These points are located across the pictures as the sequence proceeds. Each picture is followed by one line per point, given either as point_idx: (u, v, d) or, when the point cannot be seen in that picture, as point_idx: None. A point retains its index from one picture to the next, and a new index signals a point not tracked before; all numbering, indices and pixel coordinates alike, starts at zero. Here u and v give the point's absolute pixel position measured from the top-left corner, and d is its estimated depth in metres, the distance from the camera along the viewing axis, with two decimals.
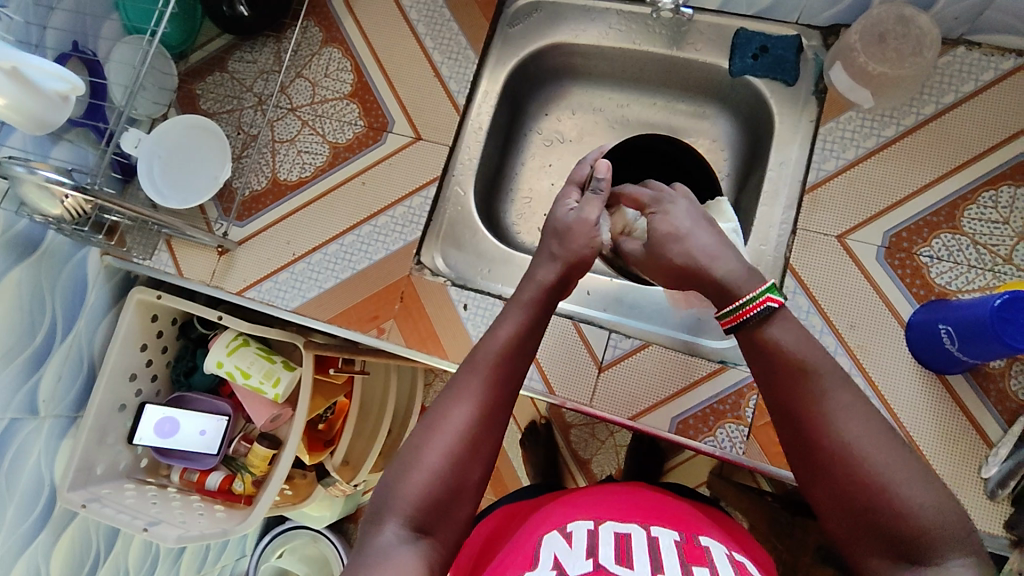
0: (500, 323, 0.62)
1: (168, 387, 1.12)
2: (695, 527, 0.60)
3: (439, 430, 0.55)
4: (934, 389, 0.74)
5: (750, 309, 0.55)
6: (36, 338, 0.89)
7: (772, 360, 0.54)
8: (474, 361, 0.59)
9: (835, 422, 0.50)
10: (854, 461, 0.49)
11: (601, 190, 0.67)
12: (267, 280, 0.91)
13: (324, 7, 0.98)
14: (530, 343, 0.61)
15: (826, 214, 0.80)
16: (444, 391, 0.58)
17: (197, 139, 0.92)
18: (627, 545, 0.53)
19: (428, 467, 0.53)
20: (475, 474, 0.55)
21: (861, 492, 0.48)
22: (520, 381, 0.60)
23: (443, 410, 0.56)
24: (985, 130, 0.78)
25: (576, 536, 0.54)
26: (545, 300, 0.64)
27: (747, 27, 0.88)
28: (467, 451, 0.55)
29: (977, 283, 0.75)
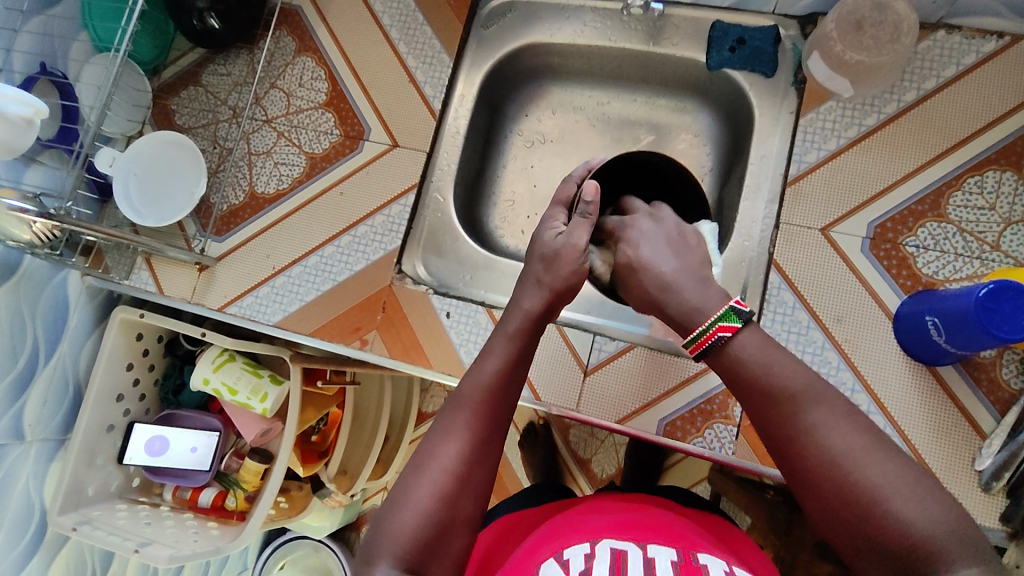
0: (486, 355, 0.60)
1: (157, 405, 1.12)
2: (691, 542, 0.58)
3: (428, 469, 0.53)
4: (924, 381, 0.73)
5: (704, 339, 0.53)
6: (18, 363, 0.88)
7: (744, 377, 0.52)
8: (462, 394, 0.57)
9: (816, 438, 0.48)
10: (837, 478, 0.47)
11: (590, 213, 0.66)
12: (248, 295, 0.90)
13: (296, 16, 0.96)
14: (520, 373, 0.60)
15: (808, 207, 0.79)
16: (433, 428, 0.56)
17: (173, 158, 0.91)
18: (624, 564, 0.52)
19: (417, 508, 0.52)
20: (466, 512, 0.53)
21: (852, 509, 0.46)
22: (510, 415, 0.59)
23: (432, 448, 0.55)
24: (968, 115, 0.76)
25: (573, 562, 0.53)
26: (533, 327, 0.62)
27: (724, 20, 0.86)
28: (457, 489, 0.53)
29: (965, 271, 0.74)
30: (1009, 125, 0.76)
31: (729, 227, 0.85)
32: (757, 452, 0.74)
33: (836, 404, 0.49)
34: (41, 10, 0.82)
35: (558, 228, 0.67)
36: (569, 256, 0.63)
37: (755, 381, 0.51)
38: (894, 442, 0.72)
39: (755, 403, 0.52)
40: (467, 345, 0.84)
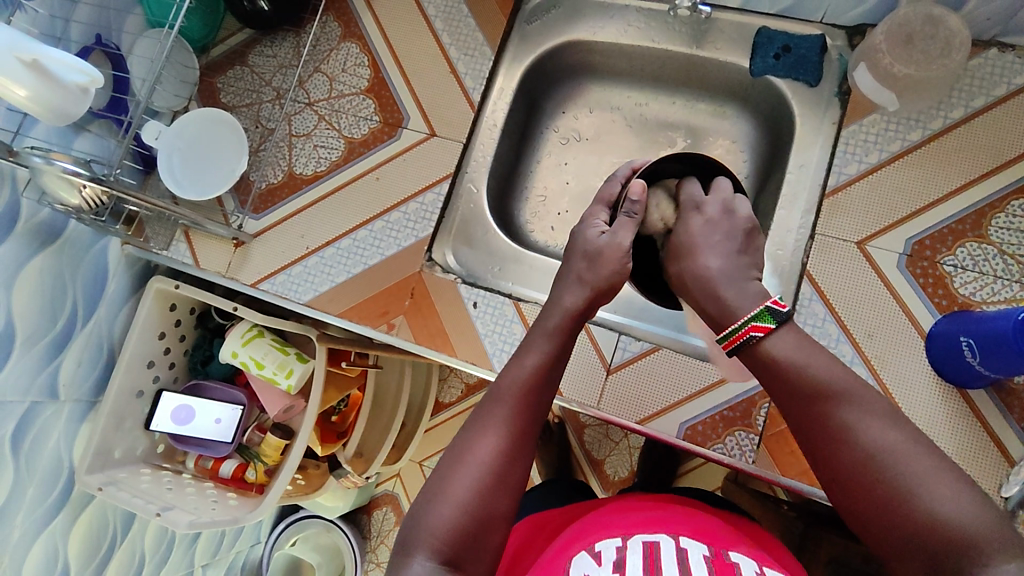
0: (524, 354, 0.62)
1: (186, 374, 1.14)
2: (725, 541, 0.59)
3: (466, 463, 0.54)
4: (953, 403, 0.72)
5: (740, 334, 0.56)
6: (57, 324, 0.91)
7: (784, 374, 0.54)
8: (498, 391, 0.59)
9: (857, 434, 0.49)
10: (876, 471, 0.48)
11: (635, 211, 0.69)
12: (280, 273, 0.92)
13: (343, 2, 0.97)
14: (554, 374, 0.61)
15: (845, 220, 0.78)
16: (469, 424, 0.58)
17: (217, 134, 0.93)
18: (655, 556, 0.54)
19: (455, 501, 0.53)
20: (503, 504, 0.54)
21: (893, 504, 0.46)
22: (545, 412, 0.60)
23: (470, 443, 0.56)
24: (1016, 136, 0.75)
25: (604, 553, 0.55)
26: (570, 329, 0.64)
27: (770, 26, 0.85)
28: (495, 484, 0.54)
29: (1003, 294, 0.73)
30: None
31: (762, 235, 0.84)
32: (778, 462, 0.74)
33: (876, 403, 0.51)
34: None
35: (601, 226, 0.70)
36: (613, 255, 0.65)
37: (794, 378, 0.53)
38: None
39: (795, 402, 0.53)
40: (492, 335, 0.85)
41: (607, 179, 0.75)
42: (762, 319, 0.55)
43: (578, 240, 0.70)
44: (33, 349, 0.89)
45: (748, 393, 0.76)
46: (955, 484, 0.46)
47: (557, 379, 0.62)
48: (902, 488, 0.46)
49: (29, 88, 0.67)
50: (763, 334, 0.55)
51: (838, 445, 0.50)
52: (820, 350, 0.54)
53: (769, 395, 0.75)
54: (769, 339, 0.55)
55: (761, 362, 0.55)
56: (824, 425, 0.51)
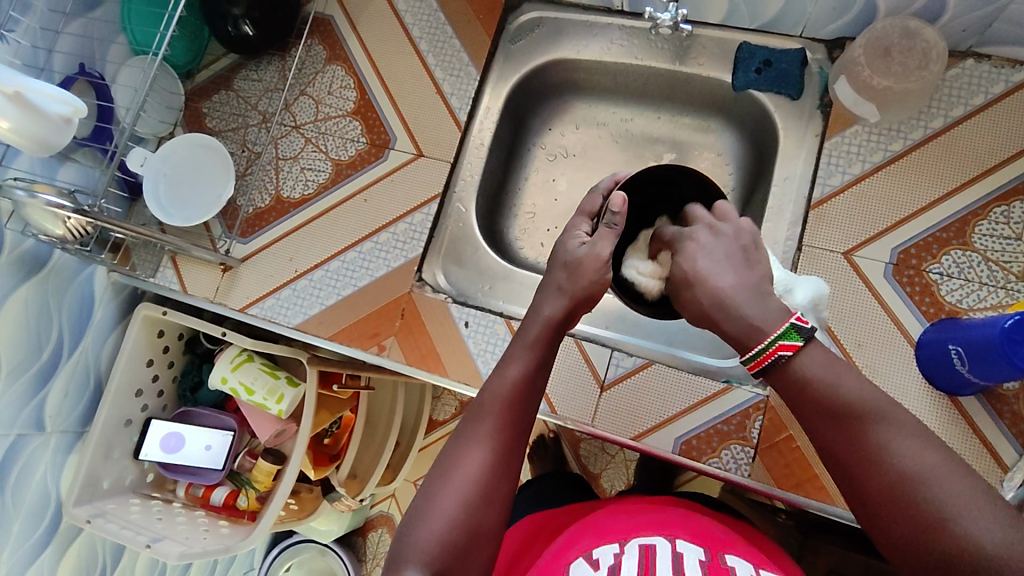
0: (506, 364, 0.61)
1: (175, 402, 1.13)
2: (723, 544, 0.59)
3: (452, 479, 0.54)
4: (945, 410, 0.72)
5: (766, 356, 0.51)
6: (42, 355, 0.90)
7: (806, 394, 0.50)
8: (483, 403, 0.58)
9: (885, 456, 0.46)
10: (907, 496, 0.44)
11: (616, 223, 0.63)
12: (269, 297, 0.91)
13: (327, 25, 0.98)
14: (539, 383, 0.61)
15: (832, 231, 0.78)
16: (455, 439, 0.57)
17: (202, 158, 0.93)
18: (651, 559, 0.55)
19: (442, 517, 0.52)
20: (490, 519, 0.54)
21: (928, 531, 0.43)
22: (530, 424, 0.60)
23: (456, 458, 0.55)
24: (996, 145, 0.76)
25: (601, 559, 0.55)
26: (552, 335, 0.64)
27: (751, 41, 0.86)
28: (481, 499, 0.54)
29: (989, 301, 0.73)
30: None
31: None
32: (774, 475, 0.74)
33: (906, 420, 0.47)
34: (83, 12, 0.84)
35: (581, 238, 0.66)
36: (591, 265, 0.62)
37: (820, 398, 0.49)
38: None
39: (817, 423, 0.50)
40: (484, 355, 0.85)
41: (590, 190, 0.71)
42: (790, 336, 0.50)
43: (558, 251, 0.66)
44: (17, 383, 0.87)
45: (741, 405, 0.76)
46: (992, 505, 0.43)
47: (543, 388, 0.62)
48: (939, 515, 0.43)
49: (12, 120, 0.66)
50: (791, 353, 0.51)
51: (865, 467, 0.47)
52: (839, 364, 0.51)
53: (763, 408, 0.75)
54: (799, 357, 0.51)
55: (783, 379, 0.52)
56: (849, 448, 0.48)
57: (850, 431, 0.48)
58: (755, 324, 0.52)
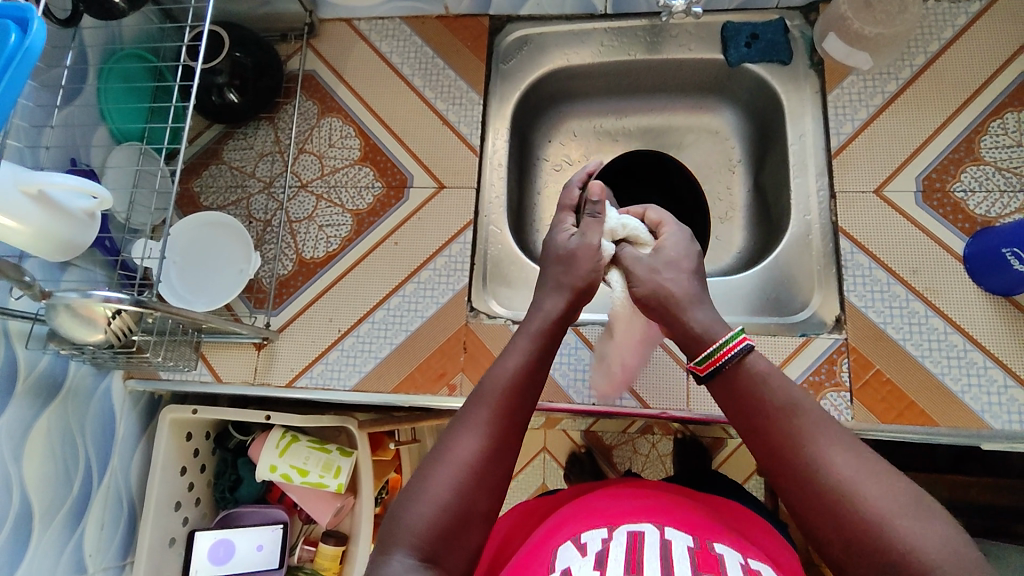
0: (509, 353, 0.62)
1: (212, 509, 1.02)
2: (710, 533, 0.61)
3: (446, 463, 0.55)
4: (1007, 310, 0.76)
5: (721, 354, 0.56)
6: (73, 488, 0.80)
7: (750, 398, 0.54)
8: (481, 393, 0.59)
9: (824, 460, 0.48)
10: (846, 499, 0.46)
11: (598, 212, 0.68)
12: (317, 363, 0.86)
13: (313, 80, 0.96)
14: (539, 377, 0.61)
15: (858, 172, 0.83)
16: (454, 424, 0.58)
17: (213, 236, 0.88)
18: (639, 544, 0.55)
19: (435, 499, 0.54)
20: (483, 504, 0.55)
21: (860, 534, 0.45)
22: (530, 413, 0.60)
23: (453, 442, 0.56)
24: (975, 68, 0.84)
25: (589, 545, 0.56)
26: (553, 329, 0.64)
27: (734, 20, 0.92)
28: (475, 483, 0.55)
29: (1013, 204, 0.79)
30: (1016, 68, 0.83)
31: (782, 209, 0.88)
32: (877, 411, 0.75)
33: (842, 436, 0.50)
34: (68, 101, 0.79)
35: (570, 230, 0.70)
36: (586, 255, 0.65)
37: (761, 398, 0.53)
38: (997, 374, 0.74)
39: (760, 425, 0.53)
40: (560, 366, 0.82)
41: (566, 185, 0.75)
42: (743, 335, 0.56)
43: (550, 245, 0.70)
44: (52, 525, 0.78)
45: (825, 353, 0.78)
46: (925, 515, 0.45)
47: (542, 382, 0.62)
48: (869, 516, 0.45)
49: (36, 225, 0.60)
50: (748, 347, 0.55)
51: (807, 474, 0.49)
52: (789, 382, 0.54)
53: (847, 350, 0.77)
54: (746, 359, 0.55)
55: (730, 387, 0.55)
56: (787, 447, 0.51)
57: (791, 434, 0.51)
58: (700, 329, 0.58)
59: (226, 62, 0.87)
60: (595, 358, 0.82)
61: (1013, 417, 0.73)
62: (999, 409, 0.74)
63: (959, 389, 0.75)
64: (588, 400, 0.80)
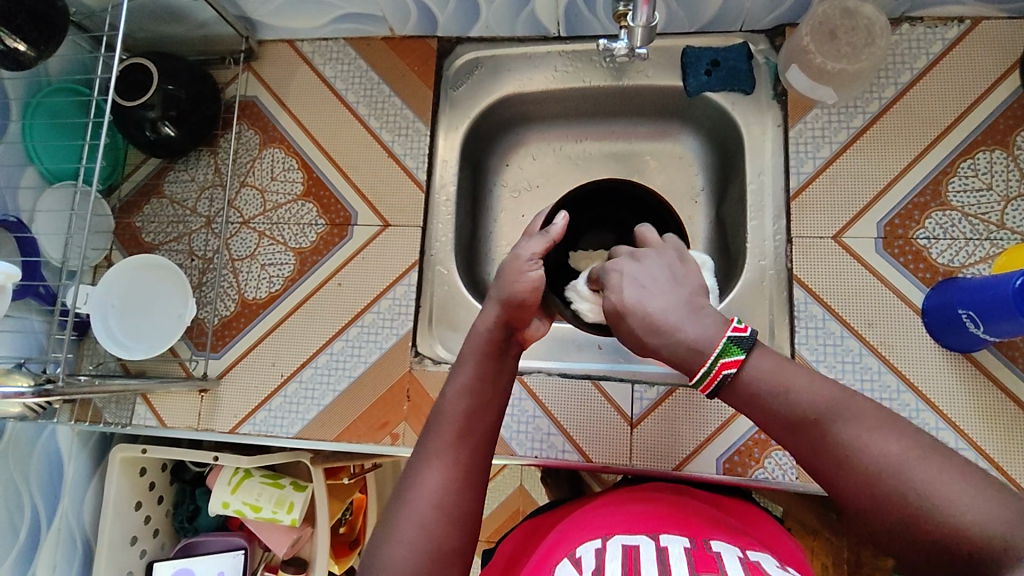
0: (454, 375, 0.60)
1: (173, 537, 1.03)
2: (709, 534, 0.57)
3: (413, 501, 0.52)
4: (963, 368, 0.73)
5: (715, 374, 0.47)
6: (20, 536, 0.81)
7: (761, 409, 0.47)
8: (433, 424, 0.57)
9: (853, 451, 0.43)
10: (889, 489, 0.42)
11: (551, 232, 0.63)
12: (259, 410, 0.84)
13: (254, 107, 0.92)
14: (488, 396, 0.59)
15: (816, 217, 0.79)
16: (415, 459, 0.56)
17: (151, 277, 0.85)
18: (634, 559, 0.51)
19: (405, 541, 0.50)
20: (453, 539, 0.52)
21: (905, 522, 0.41)
22: (490, 435, 0.58)
23: (415, 478, 0.54)
24: (948, 102, 0.78)
25: (585, 560, 0.52)
26: (497, 348, 0.61)
27: (694, 44, 0.86)
28: (444, 518, 0.52)
29: (978, 254, 0.75)
30: (991, 102, 0.78)
31: (739, 250, 0.84)
32: None
33: (868, 407, 0.45)
34: None
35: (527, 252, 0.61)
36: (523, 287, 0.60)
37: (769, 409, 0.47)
38: (948, 436, 0.72)
39: (780, 434, 0.47)
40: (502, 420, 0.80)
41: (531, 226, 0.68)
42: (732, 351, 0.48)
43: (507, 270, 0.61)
44: None
45: None
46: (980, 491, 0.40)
47: (494, 401, 0.60)
48: (912, 500, 0.41)
49: None
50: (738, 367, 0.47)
51: (836, 467, 0.44)
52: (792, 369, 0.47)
53: None
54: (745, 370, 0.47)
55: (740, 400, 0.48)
56: (814, 447, 0.45)
57: (813, 432, 0.45)
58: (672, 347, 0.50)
59: (157, 96, 0.83)
60: (539, 410, 0.80)
61: None
62: None
63: None
64: (531, 453, 0.79)
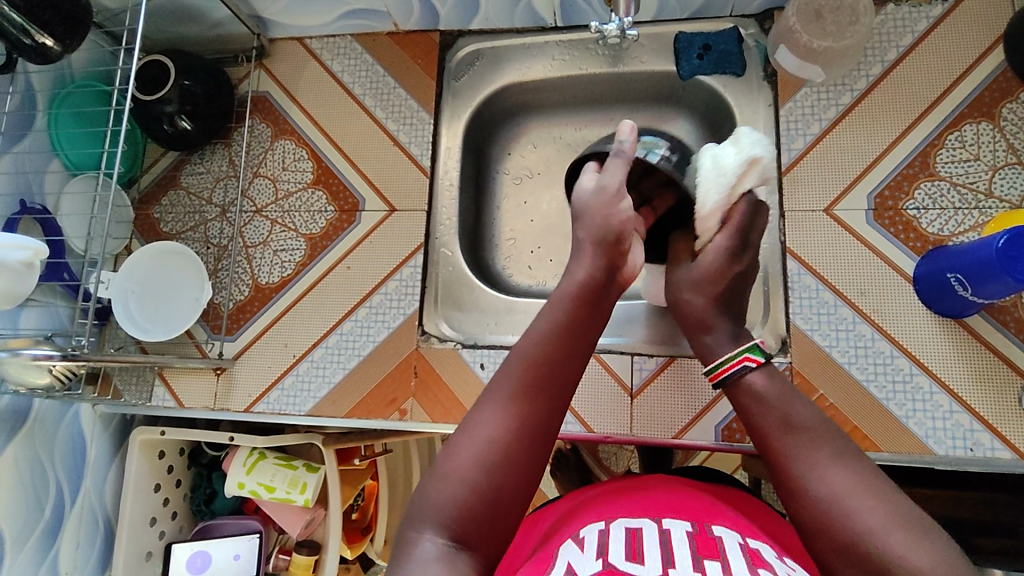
0: (536, 324, 0.60)
1: (190, 520, 1.06)
2: (709, 518, 0.58)
3: (476, 435, 0.53)
4: (956, 333, 0.75)
5: (726, 368, 0.61)
6: (45, 512, 0.84)
7: (759, 410, 0.58)
8: (507, 366, 0.58)
9: (818, 478, 0.51)
10: (836, 514, 0.48)
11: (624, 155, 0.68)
12: (273, 389, 0.87)
13: (266, 102, 0.97)
14: (568, 344, 0.59)
15: (807, 191, 0.81)
16: (482, 399, 0.57)
17: (179, 268, 0.89)
18: (638, 541, 0.53)
19: (463, 472, 0.51)
20: (517, 473, 0.52)
21: (850, 547, 0.47)
22: (563, 384, 0.57)
23: (479, 416, 0.55)
24: (934, 77, 0.81)
25: (588, 540, 0.54)
26: (590, 296, 0.61)
27: (686, 30, 0.90)
28: (506, 454, 0.52)
29: (967, 223, 0.77)
30: (977, 75, 0.80)
31: None
32: None
33: (838, 448, 0.53)
34: (12, 146, 0.79)
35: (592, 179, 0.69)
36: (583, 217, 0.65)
37: (771, 414, 0.57)
38: (943, 400, 0.73)
39: (770, 442, 0.56)
40: None
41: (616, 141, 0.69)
42: (752, 352, 0.61)
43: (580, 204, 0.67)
44: (25, 547, 0.82)
45: None
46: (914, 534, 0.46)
47: (576, 351, 0.60)
48: (859, 531, 0.47)
49: None
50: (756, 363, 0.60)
51: (797, 490, 0.51)
52: (794, 393, 0.58)
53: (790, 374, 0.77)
54: (754, 374, 0.60)
55: (738, 400, 0.60)
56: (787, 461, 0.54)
57: (787, 456, 0.54)
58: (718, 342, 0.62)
59: (174, 91, 0.87)
60: None
61: (957, 443, 0.72)
62: (943, 435, 0.73)
63: (903, 415, 0.74)
64: None
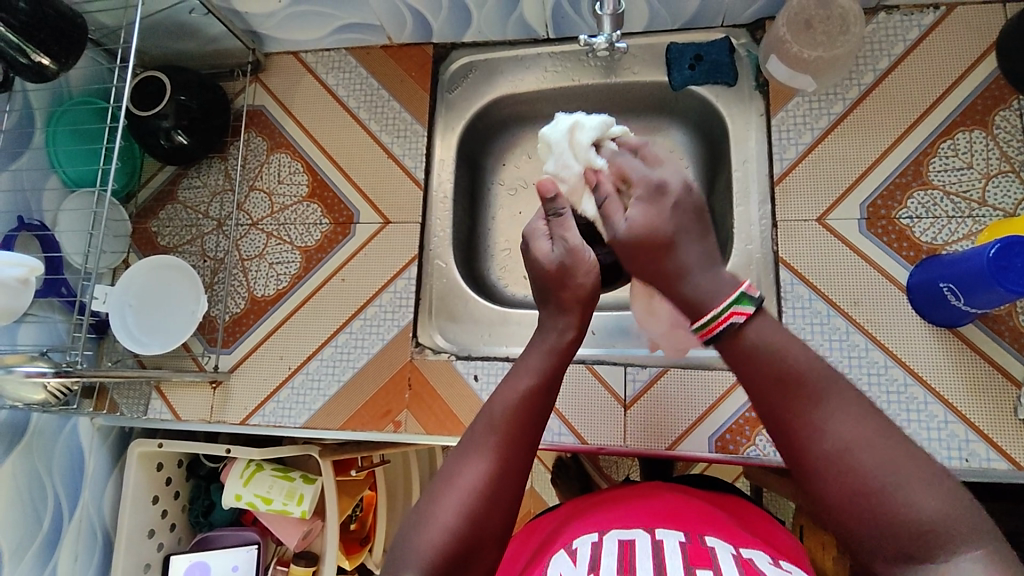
0: (517, 372, 0.59)
1: (189, 532, 1.07)
2: (702, 527, 0.58)
3: (455, 487, 0.52)
4: (950, 341, 0.74)
5: (716, 323, 0.52)
6: (43, 524, 0.85)
7: (751, 364, 0.51)
8: (489, 412, 0.57)
9: (825, 428, 0.47)
10: (849, 473, 0.45)
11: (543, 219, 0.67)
12: (269, 402, 0.87)
13: (261, 116, 0.97)
14: (545, 398, 0.58)
15: (800, 200, 0.81)
16: (460, 447, 0.56)
17: (176, 281, 0.90)
18: (630, 552, 0.53)
19: (442, 524, 0.51)
20: (492, 526, 0.52)
21: (868, 499, 0.44)
22: (539, 437, 0.57)
23: (457, 467, 0.54)
24: (926, 85, 0.81)
25: (580, 552, 0.54)
26: (565, 350, 0.61)
27: (677, 41, 0.90)
28: (483, 508, 0.52)
29: (961, 231, 0.76)
30: (970, 83, 0.79)
31: (728, 235, 0.86)
32: None
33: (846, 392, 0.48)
34: (10, 163, 0.80)
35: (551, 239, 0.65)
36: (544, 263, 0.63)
37: (765, 365, 0.50)
38: (937, 409, 0.73)
39: (767, 399, 0.50)
40: None
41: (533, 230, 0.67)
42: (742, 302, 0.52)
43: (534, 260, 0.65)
44: (24, 560, 0.82)
45: None
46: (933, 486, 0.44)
47: (550, 403, 0.59)
48: (879, 484, 0.44)
49: None
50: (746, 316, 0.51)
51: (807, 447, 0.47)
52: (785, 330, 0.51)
53: None
54: (748, 326, 0.51)
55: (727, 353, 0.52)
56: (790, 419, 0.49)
57: (797, 404, 0.48)
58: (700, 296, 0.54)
59: (170, 106, 0.88)
60: None
61: (953, 454, 0.72)
62: (939, 446, 0.72)
63: (899, 425, 0.73)
64: None
